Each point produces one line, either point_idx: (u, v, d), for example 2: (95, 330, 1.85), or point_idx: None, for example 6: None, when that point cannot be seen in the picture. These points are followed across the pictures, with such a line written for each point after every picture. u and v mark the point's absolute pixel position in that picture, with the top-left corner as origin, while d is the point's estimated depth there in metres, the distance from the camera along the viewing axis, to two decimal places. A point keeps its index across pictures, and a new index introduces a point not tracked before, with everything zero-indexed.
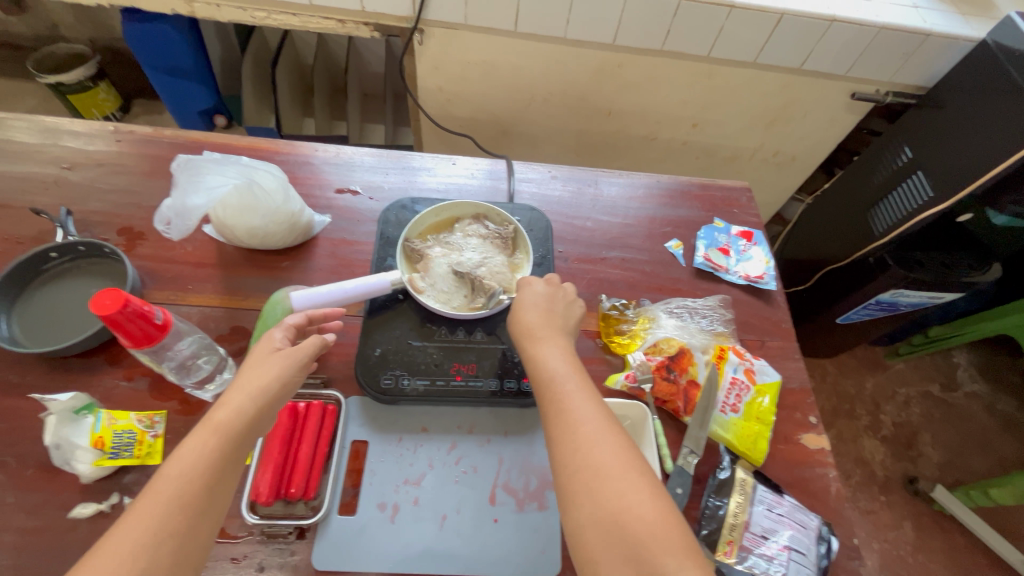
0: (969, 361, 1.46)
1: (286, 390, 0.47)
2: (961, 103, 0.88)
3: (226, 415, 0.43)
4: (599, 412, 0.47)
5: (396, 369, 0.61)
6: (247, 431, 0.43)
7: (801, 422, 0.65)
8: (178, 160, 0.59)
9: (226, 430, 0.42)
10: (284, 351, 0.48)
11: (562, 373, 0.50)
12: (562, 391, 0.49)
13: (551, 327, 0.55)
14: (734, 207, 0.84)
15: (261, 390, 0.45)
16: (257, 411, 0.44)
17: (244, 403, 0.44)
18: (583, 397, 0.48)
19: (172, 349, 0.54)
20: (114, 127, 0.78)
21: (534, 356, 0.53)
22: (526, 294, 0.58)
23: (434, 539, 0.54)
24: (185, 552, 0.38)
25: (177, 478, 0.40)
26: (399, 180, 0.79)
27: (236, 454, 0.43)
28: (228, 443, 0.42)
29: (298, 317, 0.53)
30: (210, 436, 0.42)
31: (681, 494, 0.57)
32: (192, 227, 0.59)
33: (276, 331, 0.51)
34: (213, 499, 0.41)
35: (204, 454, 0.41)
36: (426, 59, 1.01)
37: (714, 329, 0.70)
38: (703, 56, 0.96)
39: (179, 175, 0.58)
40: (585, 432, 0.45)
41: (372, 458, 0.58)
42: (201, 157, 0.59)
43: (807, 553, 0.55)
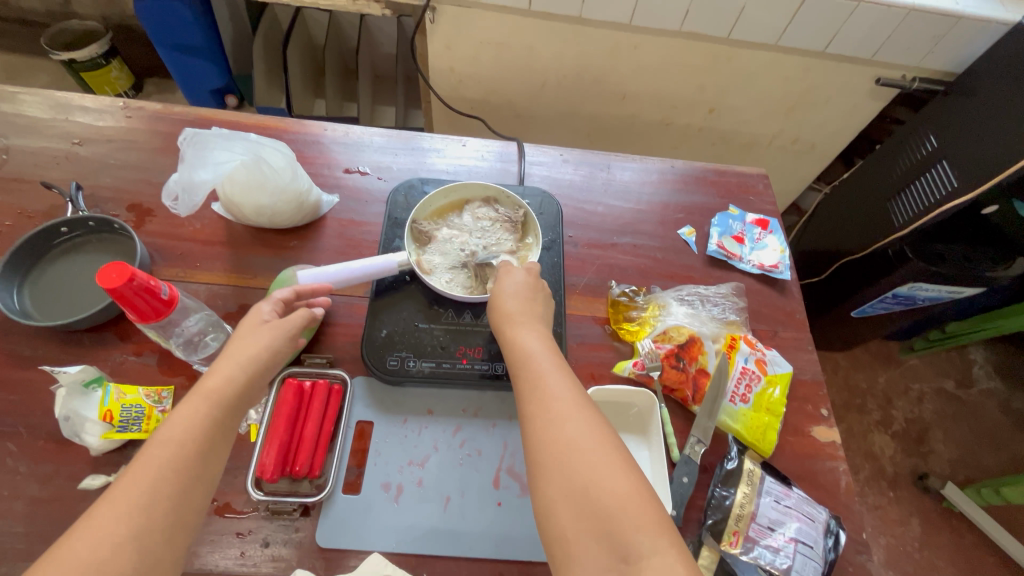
0: (986, 358, 1.43)
1: (275, 359, 0.48)
2: (992, 89, 0.85)
3: (217, 381, 0.43)
4: (574, 391, 0.46)
5: (402, 351, 0.61)
6: (239, 399, 0.44)
7: (812, 414, 0.64)
8: (185, 134, 0.58)
9: (218, 397, 0.43)
10: (271, 323, 0.49)
11: (539, 354, 0.50)
12: (538, 369, 0.48)
13: (529, 313, 0.55)
14: (749, 194, 0.82)
15: (250, 359, 0.46)
16: (247, 381, 0.45)
17: (234, 371, 0.44)
18: (558, 376, 0.47)
19: (180, 325, 0.55)
20: (124, 103, 0.77)
21: (509, 338, 0.52)
22: (502, 282, 0.58)
23: (438, 520, 0.54)
24: (180, 515, 0.38)
25: (169, 443, 0.40)
26: (408, 161, 0.78)
27: (228, 422, 0.43)
28: (220, 410, 0.43)
29: (287, 292, 0.54)
30: (201, 403, 0.42)
31: (687, 483, 0.57)
32: (198, 204, 0.58)
33: (264, 303, 0.51)
34: (207, 464, 0.41)
35: (197, 420, 0.41)
36: (437, 38, 0.99)
37: (725, 317, 0.69)
38: (722, 38, 0.93)
39: (185, 150, 0.57)
40: (558, 406, 0.44)
41: (378, 438, 0.58)
42: (208, 132, 0.58)
43: (814, 546, 0.54)
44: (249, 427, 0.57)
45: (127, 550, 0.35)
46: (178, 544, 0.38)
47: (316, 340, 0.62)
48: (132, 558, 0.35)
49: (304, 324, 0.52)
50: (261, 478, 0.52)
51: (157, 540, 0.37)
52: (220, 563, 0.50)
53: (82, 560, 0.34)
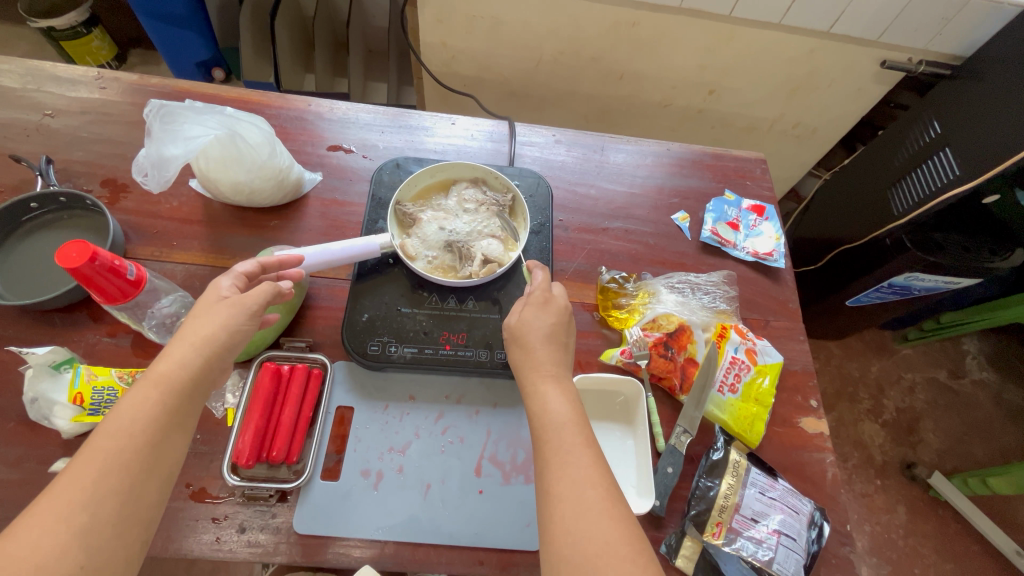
0: (979, 349, 1.43)
1: (233, 338, 0.45)
2: (1003, 75, 0.82)
3: (168, 366, 0.42)
4: (602, 472, 0.43)
5: (384, 336, 0.59)
6: (195, 384, 0.43)
7: (802, 405, 0.63)
8: (151, 106, 0.53)
9: (169, 383, 0.41)
10: (231, 300, 0.46)
11: (568, 424, 0.46)
12: (566, 445, 0.44)
13: (557, 371, 0.50)
14: (746, 178, 0.79)
15: (205, 339, 0.43)
16: (205, 363, 0.43)
17: (189, 355, 0.43)
18: (585, 453, 0.44)
19: (152, 307, 0.53)
20: (99, 73, 0.74)
21: (535, 400, 0.48)
22: (517, 322, 0.54)
23: (419, 507, 0.53)
24: (130, 508, 0.38)
25: (117, 434, 0.38)
26: (393, 140, 0.75)
27: (183, 410, 0.42)
28: (172, 396, 0.41)
29: (251, 264, 0.51)
30: (151, 390, 0.41)
31: (672, 473, 0.56)
32: (170, 179, 0.55)
33: (223, 278, 0.48)
34: (161, 455, 0.40)
35: (147, 408, 0.40)
36: (428, 11, 0.95)
37: (716, 306, 0.67)
38: (724, 16, 0.90)
39: (151, 123, 0.53)
40: (592, 498, 0.41)
41: (358, 424, 0.57)
42: (177, 104, 0.55)
43: (798, 538, 0.53)
44: (226, 412, 0.56)
45: (73, 547, 0.35)
46: (130, 540, 0.37)
47: (296, 323, 0.61)
48: (79, 555, 0.35)
49: (270, 298, 0.49)
50: (237, 463, 0.51)
51: (104, 535, 0.36)
52: (195, 548, 0.50)
53: (24, 557, 0.33)
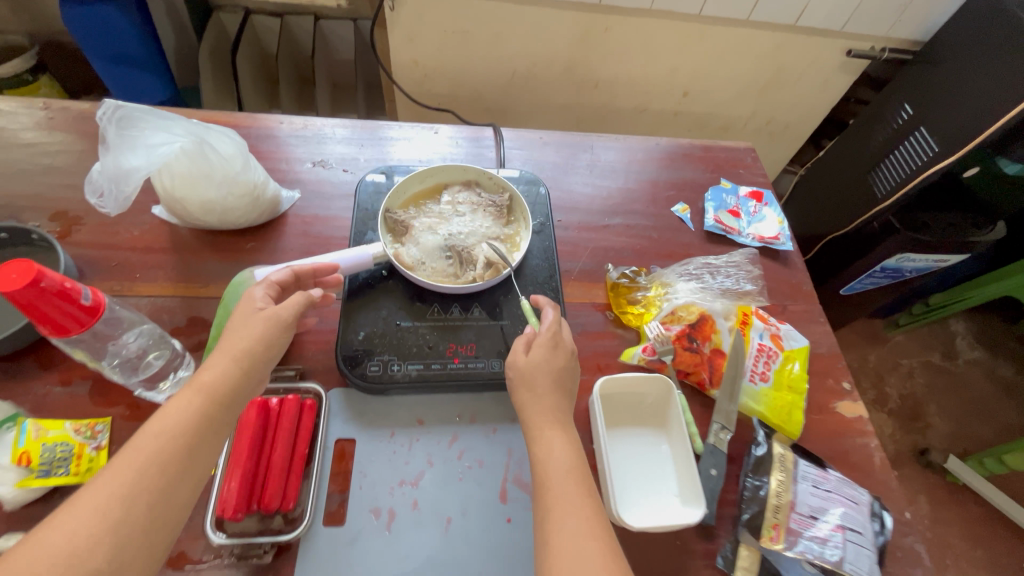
0: (966, 329, 1.44)
1: (269, 351, 0.42)
2: (960, 61, 0.86)
3: (211, 375, 0.39)
4: (595, 523, 0.39)
5: (384, 354, 0.52)
6: (234, 395, 0.40)
7: (834, 389, 0.60)
8: (102, 108, 0.45)
9: (211, 391, 0.39)
10: (267, 312, 0.43)
11: (570, 474, 0.42)
12: (560, 497, 0.41)
13: (558, 418, 0.46)
14: (739, 167, 0.78)
15: (244, 353, 0.41)
16: (243, 375, 0.40)
17: (228, 364, 0.40)
18: (579, 508, 0.40)
19: (117, 342, 0.46)
20: (45, 103, 0.68)
21: (538, 445, 0.44)
22: (521, 361, 0.49)
23: (439, 546, 0.46)
24: (161, 511, 0.34)
25: (158, 434, 0.36)
26: (375, 153, 0.71)
27: (219, 420, 0.39)
28: (214, 404, 0.38)
29: (284, 273, 0.48)
30: (193, 395, 0.38)
31: (716, 475, 0.51)
32: (130, 196, 0.47)
33: (256, 289, 0.46)
34: (195, 460, 0.37)
35: (188, 414, 0.37)
36: (398, 29, 0.93)
37: (739, 287, 0.63)
38: (693, 16, 0.91)
39: (105, 128, 0.46)
40: (592, 551, 0.38)
41: (362, 458, 0.50)
42: (135, 105, 0.47)
43: (864, 531, 0.48)
44: None
45: (102, 542, 0.32)
46: (156, 542, 0.34)
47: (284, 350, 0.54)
48: (107, 553, 0.32)
49: (302, 308, 0.46)
50: (225, 513, 0.43)
51: (135, 537, 0.33)
52: None
53: (58, 550, 0.31)
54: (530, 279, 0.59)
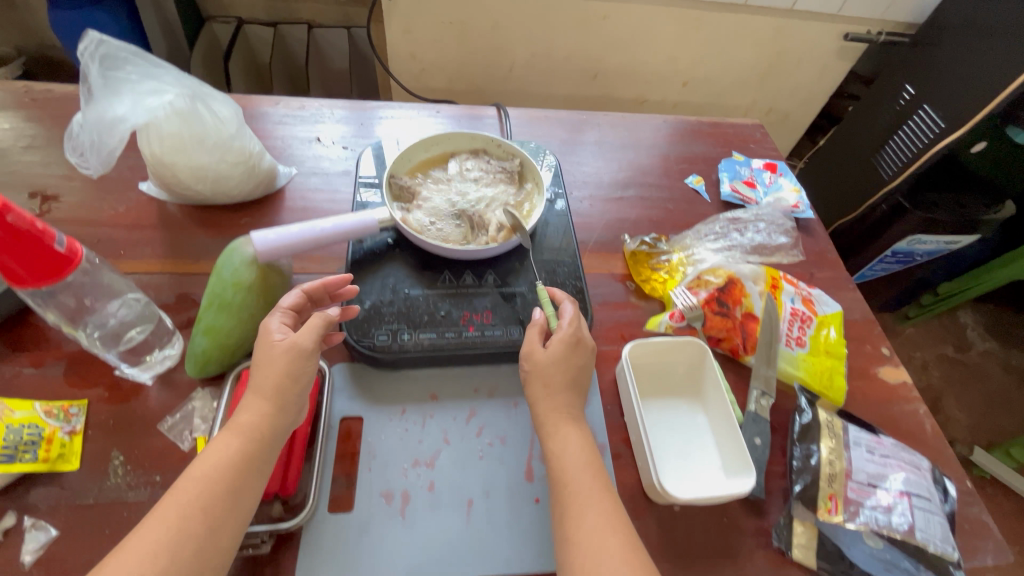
0: (976, 320, 1.42)
1: (298, 385, 0.40)
2: (954, 42, 0.87)
3: (249, 416, 0.38)
4: (616, 519, 0.37)
5: (393, 324, 0.48)
6: (275, 434, 0.38)
7: (874, 354, 0.56)
8: (83, 42, 0.41)
9: (252, 430, 0.37)
10: (286, 341, 0.40)
11: (586, 468, 0.40)
12: (577, 493, 0.38)
13: (569, 414, 0.43)
14: (749, 142, 0.77)
15: (275, 390, 0.39)
16: (278, 412, 0.38)
17: (265, 404, 0.38)
18: (597, 502, 0.38)
19: (101, 308, 0.41)
20: (27, 85, 0.65)
21: (550, 443, 0.41)
22: (538, 355, 0.44)
23: (461, 531, 0.41)
24: (206, 557, 0.33)
25: (200, 478, 0.35)
26: (374, 131, 0.68)
27: (261, 459, 0.37)
28: (255, 444, 0.37)
29: (295, 297, 0.44)
30: (233, 438, 0.37)
31: (761, 445, 0.46)
32: (113, 148, 0.44)
33: (269, 320, 0.42)
34: (237, 501, 0.35)
35: (226, 457, 0.36)
36: (395, 21, 0.92)
37: (774, 239, 0.62)
38: (691, 1, 0.91)
39: (87, 67, 0.42)
40: (611, 545, 0.36)
41: (371, 437, 0.45)
42: (123, 46, 0.44)
43: (932, 497, 0.43)
44: (196, 441, 0.43)
45: None
46: None
47: None
48: None
49: (323, 332, 0.42)
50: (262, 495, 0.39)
51: None
52: None
53: None
54: (545, 246, 0.55)
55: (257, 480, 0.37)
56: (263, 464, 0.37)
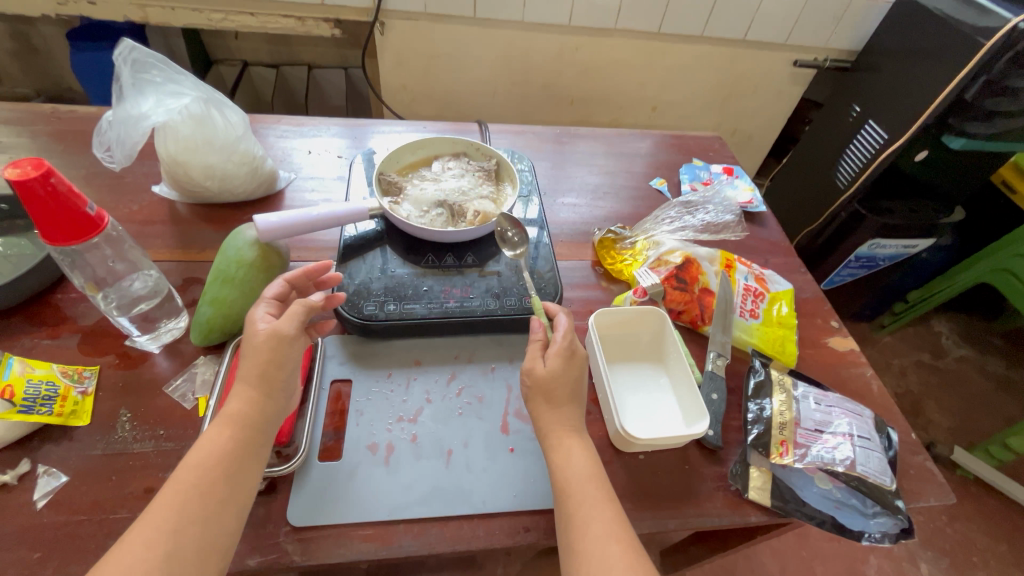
0: (950, 328, 1.46)
1: (283, 370, 0.42)
2: (894, 63, 0.96)
3: (238, 404, 0.40)
4: (622, 531, 0.39)
5: (381, 297, 0.53)
6: (264, 418, 0.40)
7: (824, 326, 0.61)
8: (119, 48, 0.50)
9: (242, 419, 0.40)
10: (267, 329, 0.42)
11: (590, 479, 0.41)
12: (582, 505, 0.40)
13: (571, 426, 0.44)
14: (708, 150, 0.84)
15: (261, 377, 0.41)
16: (265, 399, 0.41)
17: (251, 391, 0.40)
18: (603, 515, 0.40)
19: (125, 279, 0.47)
20: (53, 108, 0.72)
21: (554, 455, 0.43)
22: (539, 370, 0.45)
23: (442, 477, 0.44)
24: (212, 540, 0.36)
25: (195, 467, 0.37)
26: (367, 144, 0.75)
27: (254, 444, 0.40)
28: (246, 431, 0.39)
29: (279, 286, 0.46)
30: (224, 427, 0.39)
31: (718, 399, 0.51)
32: (136, 140, 0.52)
33: (255, 308, 0.44)
34: (234, 487, 0.38)
35: (220, 445, 0.38)
36: (387, 55, 1.02)
37: (719, 219, 0.68)
38: (654, 33, 1.01)
39: (121, 69, 0.50)
40: (615, 554, 0.38)
41: (357, 397, 0.49)
42: (153, 54, 0.52)
43: (872, 438, 0.48)
44: (197, 401, 0.47)
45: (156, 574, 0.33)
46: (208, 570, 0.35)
47: None
48: None
49: (305, 319, 0.44)
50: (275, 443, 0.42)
51: (188, 562, 0.34)
52: None
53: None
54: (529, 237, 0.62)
55: (239, 430, 0.39)
56: (244, 415, 0.40)
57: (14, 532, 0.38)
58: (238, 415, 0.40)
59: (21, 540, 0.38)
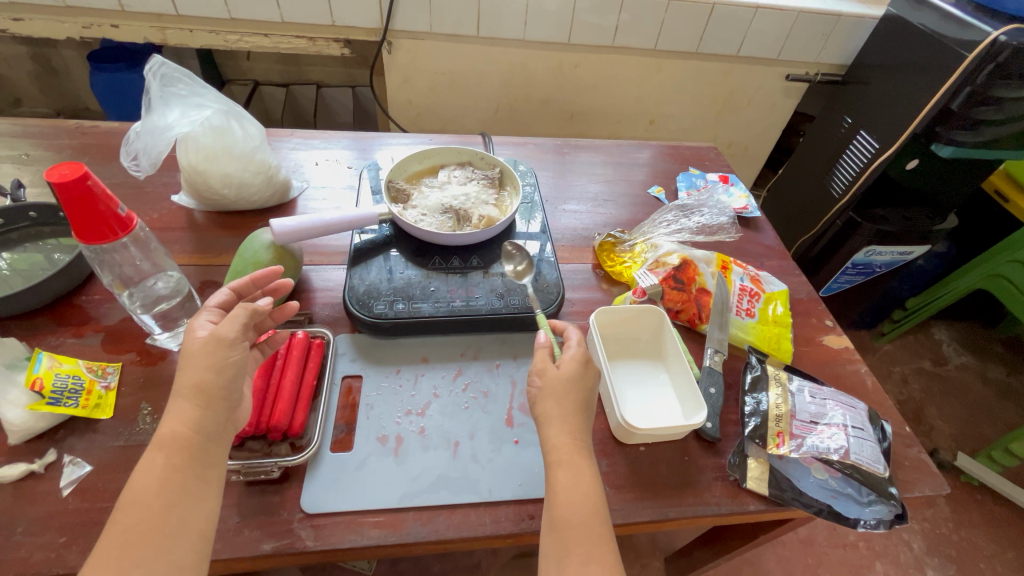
0: (950, 336, 1.47)
1: (221, 376, 0.39)
2: (882, 77, 0.99)
3: (170, 428, 0.38)
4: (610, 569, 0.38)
5: (390, 297, 0.55)
6: (205, 436, 0.38)
7: (819, 325, 0.63)
8: (149, 63, 0.53)
9: (176, 444, 0.37)
10: (206, 334, 0.40)
11: (594, 514, 0.39)
12: (577, 537, 0.38)
13: (579, 445, 0.42)
14: (704, 160, 0.87)
15: (194, 392, 0.38)
16: (202, 414, 0.38)
17: (188, 409, 0.38)
18: (597, 548, 0.38)
19: (149, 281, 0.51)
20: (77, 124, 0.75)
21: (561, 477, 0.40)
22: (551, 372, 0.45)
23: (449, 466, 0.46)
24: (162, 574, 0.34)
25: (132, 502, 0.35)
26: (375, 155, 0.78)
27: (190, 467, 0.37)
28: (179, 457, 0.37)
29: (223, 294, 0.45)
30: (157, 455, 0.37)
31: (715, 393, 0.52)
32: (162, 148, 0.55)
33: (196, 316, 0.42)
34: (183, 516, 0.36)
35: (156, 474, 0.36)
36: (394, 73, 1.06)
37: (718, 219, 0.73)
38: (649, 49, 1.05)
39: (149, 83, 0.54)
40: None
41: (368, 392, 0.51)
42: (179, 70, 0.56)
43: (865, 429, 0.50)
44: None
45: None
46: None
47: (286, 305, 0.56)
48: None
49: (248, 323, 0.42)
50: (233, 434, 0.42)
51: None
52: None
53: None
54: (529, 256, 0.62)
55: (172, 455, 0.37)
56: (174, 437, 0.37)
57: (41, 517, 0.40)
58: (168, 439, 0.37)
59: (47, 524, 0.40)
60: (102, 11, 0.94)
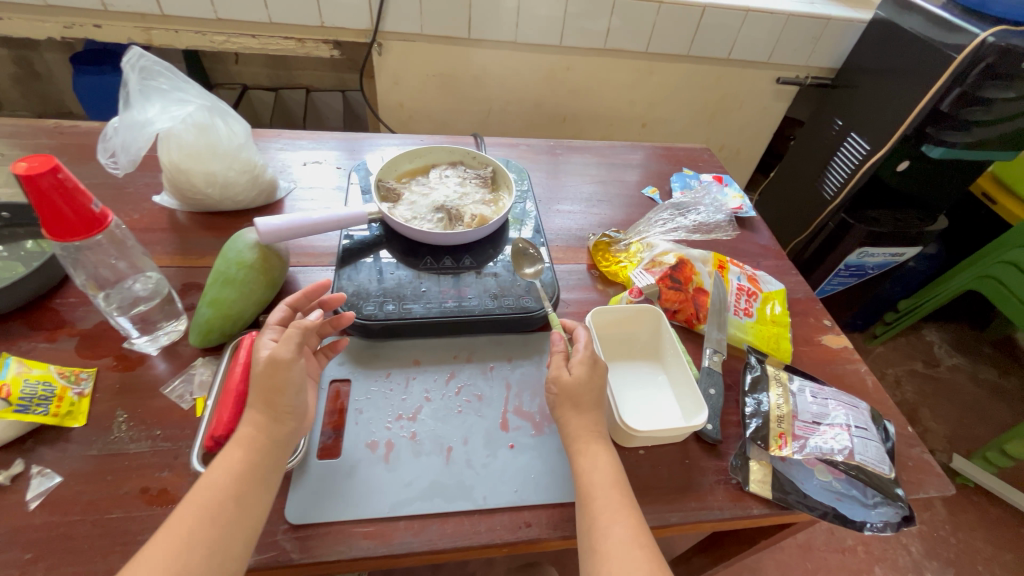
0: (941, 337, 1.48)
1: (294, 392, 0.41)
2: (872, 80, 0.99)
3: (250, 428, 0.39)
4: (638, 534, 0.39)
5: (381, 298, 0.53)
6: (276, 441, 0.40)
7: (817, 325, 0.62)
8: (128, 55, 0.51)
9: (253, 441, 0.39)
10: (267, 354, 0.41)
11: (616, 485, 0.41)
12: (601, 507, 0.40)
13: (597, 431, 0.44)
14: (698, 161, 0.87)
15: (266, 402, 0.40)
16: (273, 420, 0.40)
17: (259, 415, 0.40)
18: (622, 515, 0.39)
19: (127, 281, 0.48)
20: (56, 124, 0.73)
21: (581, 458, 0.42)
22: (564, 378, 0.44)
23: (443, 472, 0.44)
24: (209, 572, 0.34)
25: (207, 490, 0.37)
26: (364, 155, 0.77)
27: (265, 468, 0.39)
28: (256, 454, 0.39)
29: (281, 311, 0.46)
30: (236, 451, 0.38)
31: (715, 394, 0.51)
32: (143, 144, 0.53)
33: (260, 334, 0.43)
34: (243, 508, 0.37)
35: (232, 468, 0.38)
36: (384, 75, 1.05)
37: (715, 218, 0.72)
38: (641, 52, 1.05)
39: (128, 76, 0.52)
40: (639, 559, 0.37)
41: (357, 396, 0.49)
42: (159, 63, 0.54)
43: (869, 428, 0.48)
44: (194, 403, 0.46)
45: None
46: None
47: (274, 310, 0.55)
48: None
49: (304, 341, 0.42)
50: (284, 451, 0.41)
51: None
52: None
53: None
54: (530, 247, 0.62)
55: (249, 452, 0.39)
56: (254, 438, 0.39)
57: (7, 532, 0.38)
58: (248, 438, 0.39)
59: (13, 540, 0.37)
60: (86, 11, 0.92)
